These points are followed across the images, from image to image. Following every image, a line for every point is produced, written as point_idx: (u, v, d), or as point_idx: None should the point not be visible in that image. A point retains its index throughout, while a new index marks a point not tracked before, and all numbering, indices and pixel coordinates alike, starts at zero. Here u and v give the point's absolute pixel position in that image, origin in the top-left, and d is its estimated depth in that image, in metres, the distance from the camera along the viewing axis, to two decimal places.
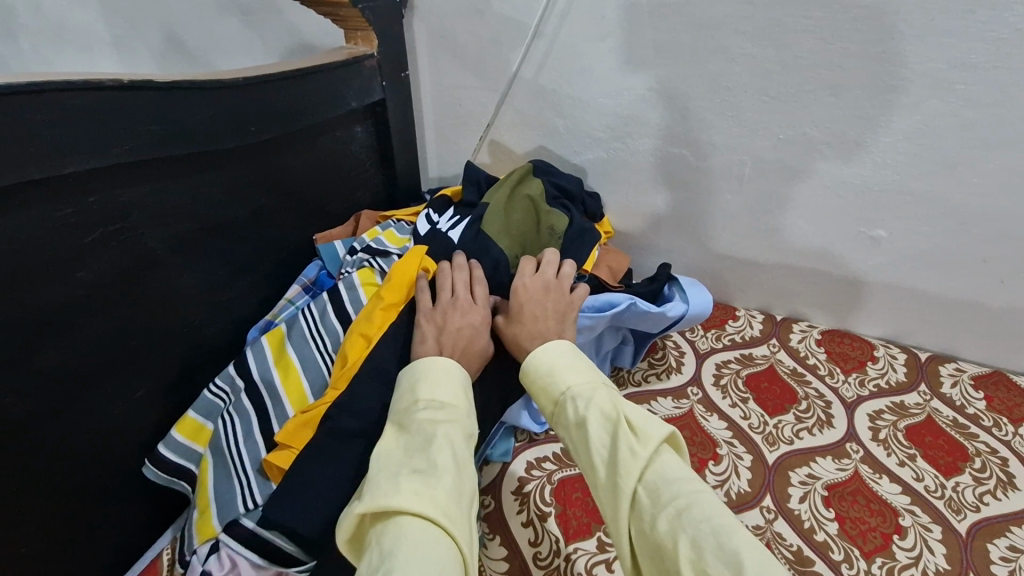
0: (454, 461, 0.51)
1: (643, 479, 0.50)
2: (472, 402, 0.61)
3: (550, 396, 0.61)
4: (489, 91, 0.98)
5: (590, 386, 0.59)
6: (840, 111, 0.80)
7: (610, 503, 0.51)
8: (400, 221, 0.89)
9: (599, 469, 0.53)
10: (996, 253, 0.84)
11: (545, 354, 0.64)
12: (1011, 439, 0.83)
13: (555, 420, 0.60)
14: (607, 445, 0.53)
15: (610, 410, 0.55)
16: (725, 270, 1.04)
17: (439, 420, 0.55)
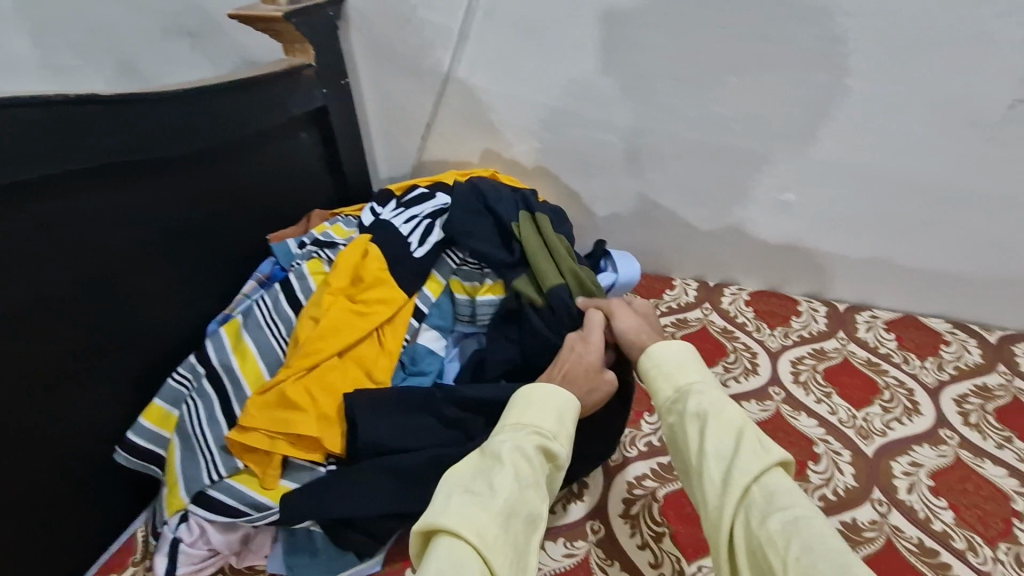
0: (515, 485, 0.54)
1: (759, 482, 0.54)
2: (570, 429, 0.63)
3: (671, 385, 0.64)
4: (425, 94, 1.06)
5: (713, 389, 0.63)
6: (735, 88, 0.89)
7: (719, 493, 0.55)
8: (347, 216, 0.94)
9: (712, 461, 0.57)
10: (891, 205, 0.92)
11: (670, 351, 0.67)
12: (918, 371, 0.92)
13: (670, 408, 0.63)
14: (728, 442, 0.57)
15: (737, 417, 0.59)
16: (658, 245, 1.11)
17: (512, 445, 0.58)
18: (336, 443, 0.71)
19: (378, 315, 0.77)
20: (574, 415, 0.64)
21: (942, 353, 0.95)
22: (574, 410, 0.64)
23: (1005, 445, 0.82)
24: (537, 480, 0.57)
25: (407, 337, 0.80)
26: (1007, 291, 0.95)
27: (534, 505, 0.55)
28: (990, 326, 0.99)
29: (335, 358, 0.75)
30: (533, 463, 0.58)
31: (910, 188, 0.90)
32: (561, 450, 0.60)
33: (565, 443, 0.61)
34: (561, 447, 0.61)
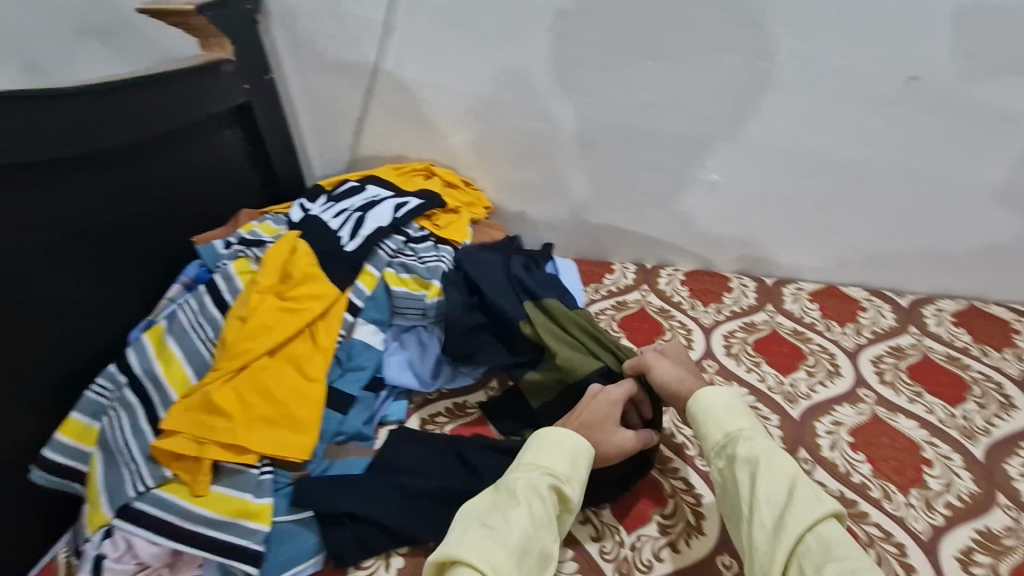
0: (527, 525, 0.59)
1: (813, 531, 0.58)
2: (585, 474, 0.66)
3: (720, 430, 0.68)
4: (354, 88, 1.04)
5: (761, 436, 0.67)
6: (655, 73, 0.91)
7: (771, 538, 0.59)
8: (277, 214, 0.92)
9: (764, 507, 0.61)
10: (806, 181, 0.97)
11: (717, 396, 0.70)
12: (839, 337, 0.96)
13: (719, 452, 0.67)
14: (780, 491, 0.61)
15: (789, 467, 0.63)
16: (596, 231, 1.12)
17: (529, 487, 0.63)
18: (267, 442, 0.69)
19: (308, 311, 0.76)
20: (588, 463, 0.67)
21: (860, 318, 0.99)
22: (587, 454, 0.67)
23: (917, 399, 0.84)
24: (549, 519, 0.61)
25: (342, 332, 0.79)
26: (915, 258, 1.02)
27: (543, 543, 0.60)
28: (902, 292, 1.06)
29: (266, 356, 0.73)
30: (546, 503, 0.62)
31: (822, 164, 0.95)
32: (573, 492, 0.64)
33: (581, 487, 0.65)
34: (574, 490, 0.64)
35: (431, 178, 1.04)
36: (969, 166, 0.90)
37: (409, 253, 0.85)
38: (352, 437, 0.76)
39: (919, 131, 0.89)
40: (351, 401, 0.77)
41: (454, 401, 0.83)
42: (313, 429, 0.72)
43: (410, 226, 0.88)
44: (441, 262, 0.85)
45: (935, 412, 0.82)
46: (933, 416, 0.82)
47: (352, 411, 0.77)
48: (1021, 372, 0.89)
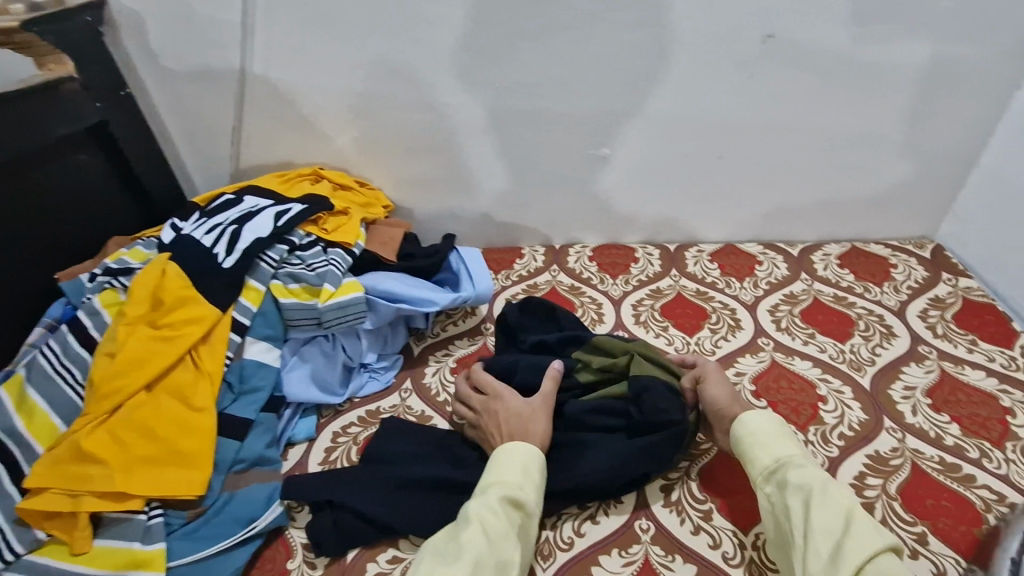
0: (482, 541, 0.56)
1: (872, 566, 0.52)
2: (538, 479, 0.64)
3: (769, 455, 0.64)
4: (224, 95, 0.95)
5: (813, 467, 0.62)
6: (533, 53, 0.89)
7: (826, 568, 0.53)
8: (149, 237, 0.85)
9: (819, 536, 0.55)
10: (692, 145, 0.99)
11: (767, 423, 0.67)
12: (738, 293, 1.00)
13: (768, 479, 0.63)
14: (835, 522, 0.56)
15: (845, 496, 0.58)
16: (501, 219, 1.11)
17: (487, 502, 0.60)
18: (153, 485, 0.64)
19: (188, 337, 0.71)
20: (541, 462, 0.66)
21: (756, 272, 1.04)
22: (537, 460, 0.66)
23: (810, 340, 0.89)
24: (507, 529, 0.58)
25: (229, 354, 0.75)
26: (798, 205, 1.08)
27: (503, 555, 0.57)
28: (794, 242, 1.13)
29: (143, 392, 0.68)
30: (501, 515, 0.59)
31: (704, 128, 0.97)
32: (528, 497, 0.62)
33: (539, 497, 0.63)
34: (528, 495, 0.62)
35: (319, 182, 0.98)
36: (832, 115, 0.96)
37: (295, 261, 0.81)
38: (252, 464, 0.72)
39: (786, 87, 0.93)
40: (247, 425, 0.73)
41: (365, 409, 0.82)
42: (205, 462, 0.67)
43: (294, 233, 0.83)
44: (332, 266, 0.81)
45: (827, 350, 0.87)
46: (825, 354, 0.86)
47: (250, 436, 0.73)
48: (898, 303, 0.95)
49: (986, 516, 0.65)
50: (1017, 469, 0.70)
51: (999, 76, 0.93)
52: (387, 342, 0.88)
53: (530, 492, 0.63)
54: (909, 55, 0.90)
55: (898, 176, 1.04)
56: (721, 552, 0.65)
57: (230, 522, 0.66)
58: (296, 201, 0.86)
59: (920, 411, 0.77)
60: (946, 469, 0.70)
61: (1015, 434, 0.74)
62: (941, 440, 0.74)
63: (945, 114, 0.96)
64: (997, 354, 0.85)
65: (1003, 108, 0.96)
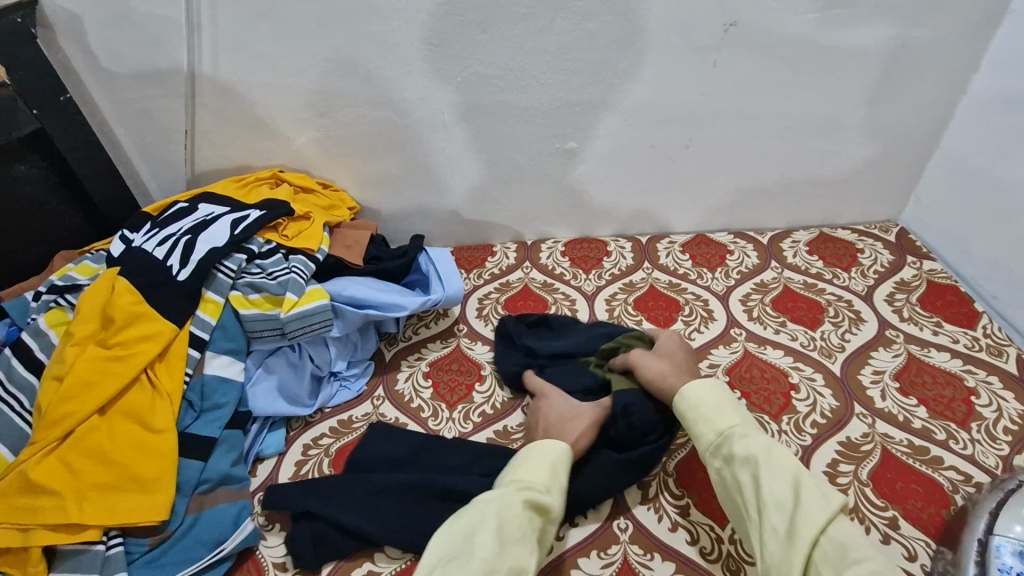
0: (499, 542, 0.55)
1: (825, 532, 0.54)
2: (564, 484, 0.63)
3: (712, 429, 0.64)
4: (173, 98, 0.90)
5: (756, 433, 0.63)
6: (494, 45, 0.87)
7: (784, 545, 0.55)
8: (98, 250, 0.81)
9: (773, 511, 0.57)
10: (660, 136, 0.99)
11: (708, 393, 0.67)
12: (710, 283, 1.00)
13: (715, 453, 0.63)
14: (784, 492, 0.57)
15: (790, 462, 0.59)
16: (471, 216, 1.09)
17: (507, 500, 0.58)
18: (111, 513, 0.61)
19: (143, 355, 0.68)
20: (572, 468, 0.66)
21: (727, 262, 1.04)
22: (567, 462, 0.65)
23: (781, 329, 0.90)
24: (525, 533, 0.57)
25: (188, 371, 0.72)
26: (766, 193, 1.09)
27: (519, 558, 0.55)
28: (763, 230, 1.14)
29: (94, 416, 0.65)
30: (522, 519, 0.58)
31: (671, 118, 0.97)
32: (553, 503, 0.61)
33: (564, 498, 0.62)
34: (552, 500, 0.61)
35: (279, 185, 0.95)
36: (795, 101, 0.96)
37: (254, 270, 0.78)
38: (218, 483, 0.68)
39: (749, 74, 0.93)
40: (211, 443, 0.70)
41: (336, 419, 0.80)
42: (165, 485, 0.64)
43: (253, 240, 0.80)
44: (293, 274, 0.79)
45: (798, 337, 0.88)
46: (796, 342, 0.87)
47: (214, 455, 0.70)
48: (865, 287, 0.96)
49: (954, 497, 0.66)
50: (983, 449, 0.71)
51: (956, 59, 0.94)
52: (357, 349, 0.86)
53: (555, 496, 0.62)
54: (868, 39, 0.90)
55: (862, 160, 1.05)
56: (699, 547, 0.64)
57: (196, 545, 0.64)
58: (253, 207, 0.83)
59: (889, 395, 0.78)
60: (915, 452, 0.71)
61: (980, 414, 0.75)
62: (910, 423, 0.75)
63: (905, 98, 0.97)
64: (961, 335, 0.86)
65: (961, 91, 0.97)
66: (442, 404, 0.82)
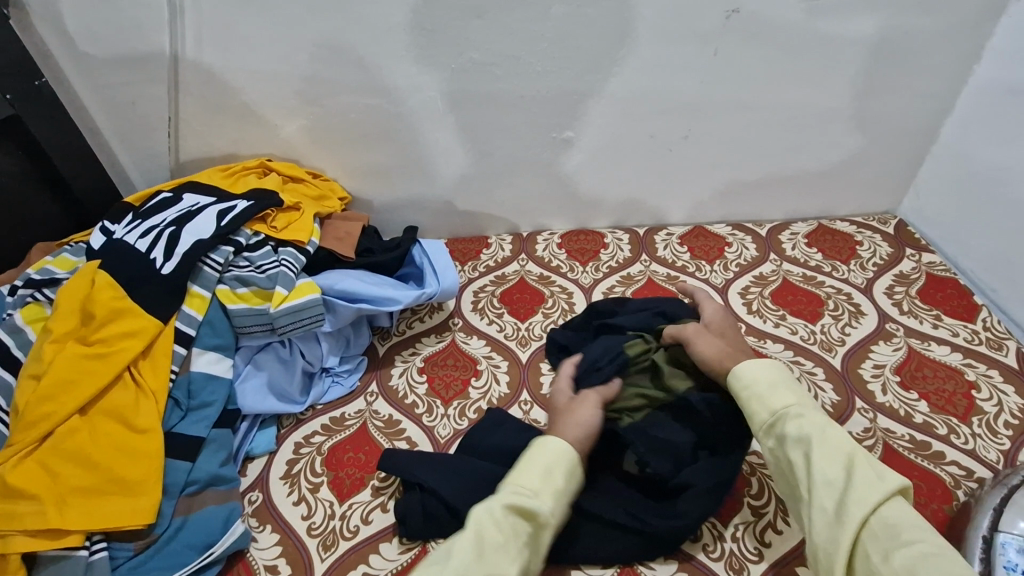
0: (472, 553, 0.51)
1: (877, 515, 0.52)
2: (561, 487, 0.57)
3: (765, 408, 0.62)
4: (154, 83, 0.86)
5: (812, 411, 0.60)
6: (490, 31, 0.84)
7: (831, 524, 0.53)
8: (78, 242, 0.78)
9: (824, 490, 0.55)
10: (658, 126, 0.97)
11: (763, 370, 0.64)
12: (709, 276, 0.98)
13: (767, 432, 0.61)
14: (838, 472, 0.55)
15: (845, 442, 0.57)
16: (465, 207, 1.06)
17: (487, 507, 0.55)
18: (93, 518, 0.59)
19: (125, 353, 0.65)
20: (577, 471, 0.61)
21: (726, 254, 1.03)
22: (568, 463, 0.59)
23: (781, 322, 0.88)
24: (505, 541, 0.53)
25: (174, 368, 0.69)
26: (764, 184, 1.08)
27: (498, 568, 0.52)
28: (761, 222, 1.13)
29: (75, 416, 0.62)
30: (503, 526, 0.54)
31: (670, 108, 0.95)
32: (541, 507, 0.55)
33: (559, 500, 0.57)
34: (542, 503, 0.56)
35: (267, 175, 0.92)
36: (796, 90, 0.95)
37: (242, 263, 0.76)
38: (207, 484, 0.66)
39: (749, 63, 0.91)
40: (199, 443, 0.68)
41: (329, 416, 0.78)
42: (150, 487, 0.62)
43: (240, 232, 0.77)
44: (283, 267, 0.76)
45: (798, 331, 0.87)
46: (796, 336, 0.86)
47: (202, 455, 0.68)
48: (865, 280, 0.95)
49: (956, 493, 0.66)
50: (984, 443, 0.71)
51: (959, 49, 0.92)
52: (350, 343, 0.83)
53: (550, 500, 0.57)
54: (871, 27, 0.88)
55: (861, 152, 1.04)
56: (702, 545, 0.64)
57: (183, 550, 0.61)
58: (241, 197, 0.80)
59: (889, 389, 0.78)
60: (916, 447, 0.71)
61: (980, 409, 0.75)
62: (911, 418, 0.74)
63: (906, 88, 0.96)
64: (960, 328, 0.86)
65: (962, 81, 0.96)
66: (437, 400, 0.80)
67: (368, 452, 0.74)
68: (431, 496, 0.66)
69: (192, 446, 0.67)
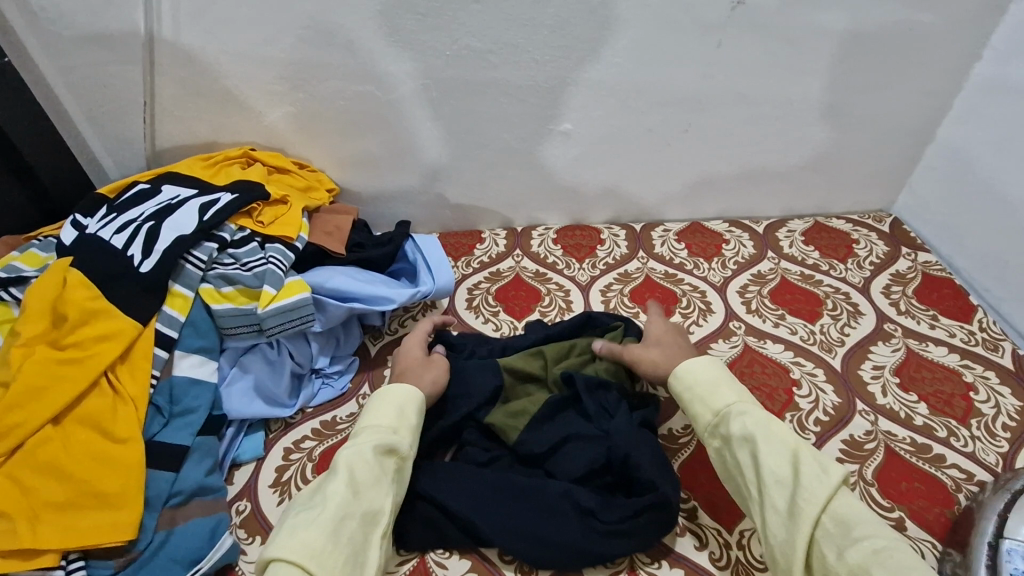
0: (349, 492, 0.54)
1: (828, 511, 0.52)
2: (415, 424, 0.63)
3: (710, 409, 0.62)
4: (128, 65, 0.80)
5: (752, 406, 0.61)
6: (487, 17, 0.80)
7: (786, 525, 0.52)
8: (47, 236, 0.73)
9: (774, 488, 0.54)
10: (657, 119, 0.94)
11: (703, 370, 0.65)
12: (707, 273, 0.97)
13: (713, 433, 0.61)
14: (786, 469, 0.55)
15: (788, 438, 0.57)
16: (458, 200, 1.03)
17: (351, 448, 0.58)
18: (70, 535, 0.55)
19: (101, 357, 0.61)
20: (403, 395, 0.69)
21: (723, 252, 1.01)
22: (417, 402, 0.64)
23: (781, 322, 0.88)
24: (378, 478, 0.56)
25: (155, 373, 0.66)
26: (762, 180, 1.06)
27: (375, 502, 0.55)
28: (758, 218, 1.12)
29: (47, 426, 0.59)
30: (373, 464, 0.57)
31: (669, 101, 0.92)
32: (403, 443, 0.60)
33: (417, 434, 0.62)
34: (402, 438, 0.60)
35: (251, 165, 0.87)
36: (798, 85, 0.93)
37: (226, 261, 0.71)
38: (192, 495, 0.63)
39: (752, 56, 0.89)
40: (183, 451, 0.64)
41: (320, 419, 0.75)
42: (131, 501, 0.58)
43: (224, 227, 0.73)
44: (271, 264, 0.72)
45: (797, 331, 0.86)
46: (795, 336, 0.85)
47: (187, 464, 0.64)
48: (862, 279, 0.95)
49: (957, 497, 0.66)
50: (983, 446, 0.71)
51: (959, 46, 0.91)
52: (341, 344, 0.80)
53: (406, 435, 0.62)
54: (874, 21, 0.87)
55: (860, 149, 1.03)
56: (708, 553, 0.63)
57: (168, 565, 0.58)
58: (224, 191, 0.76)
59: (889, 391, 0.77)
60: (918, 450, 0.71)
61: (978, 411, 0.75)
62: (911, 421, 0.74)
63: (906, 84, 0.95)
64: (957, 329, 0.86)
65: (962, 79, 0.96)
66: None
67: None
68: (428, 504, 0.64)
69: (176, 456, 0.64)
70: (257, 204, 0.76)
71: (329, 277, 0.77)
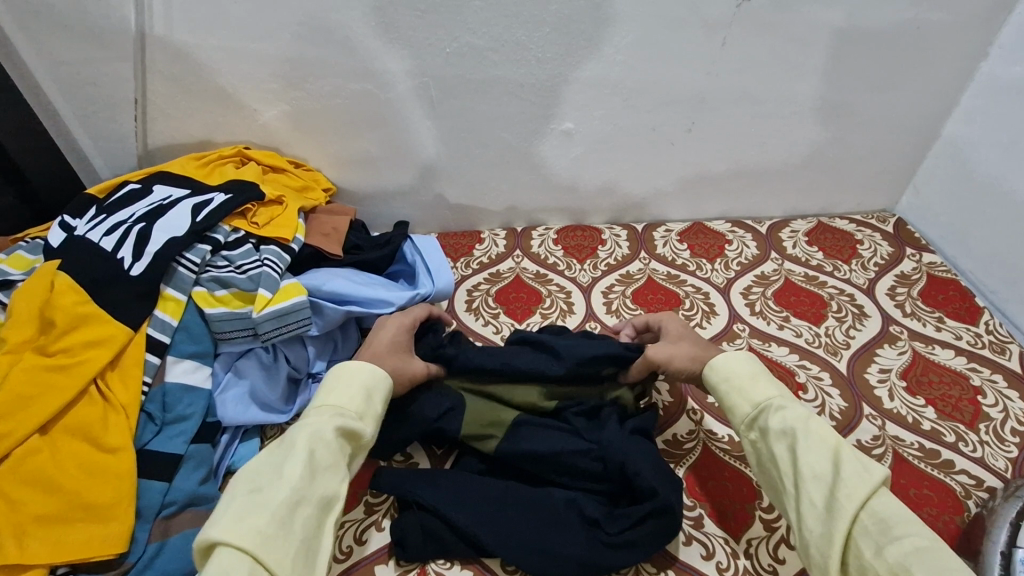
0: (306, 475, 0.51)
1: (868, 508, 0.50)
2: (378, 411, 0.61)
3: (748, 400, 0.61)
4: (119, 62, 0.78)
5: (793, 402, 0.60)
6: (488, 13, 0.78)
7: (823, 519, 0.51)
8: (35, 238, 0.71)
9: (811, 482, 0.53)
10: (661, 118, 0.93)
11: (742, 364, 0.64)
12: (710, 275, 0.96)
13: (751, 426, 0.60)
14: (826, 464, 0.54)
15: (830, 435, 0.55)
16: (457, 200, 1.01)
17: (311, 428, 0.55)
18: (59, 549, 0.53)
19: (91, 364, 0.59)
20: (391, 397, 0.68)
21: (726, 252, 1.00)
22: (384, 388, 0.63)
23: (785, 324, 0.86)
24: (335, 461, 0.54)
25: (147, 380, 0.64)
26: (765, 180, 1.05)
27: (329, 487, 0.53)
28: (761, 218, 1.11)
29: (35, 436, 0.57)
30: (332, 447, 0.55)
31: (673, 100, 0.91)
32: (364, 430, 0.58)
33: (377, 421, 0.61)
34: (364, 427, 0.58)
35: (246, 165, 0.85)
36: (804, 84, 0.92)
37: (220, 264, 0.70)
38: (185, 505, 0.61)
39: (758, 55, 0.87)
40: (176, 460, 0.62)
41: None
42: (122, 513, 0.56)
43: (218, 229, 0.71)
44: (266, 268, 0.70)
45: (802, 334, 0.85)
46: (801, 339, 0.84)
47: (179, 474, 0.62)
48: (867, 281, 0.94)
49: (967, 504, 0.65)
50: (992, 451, 0.70)
51: (966, 45, 0.90)
52: (338, 348, 0.78)
53: (366, 423, 0.60)
54: (881, 18, 0.86)
55: (863, 149, 1.02)
56: (716, 562, 0.61)
57: None
58: (218, 192, 0.74)
59: (897, 395, 0.76)
60: (926, 456, 0.70)
61: (987, 415, 0.74)
62: (919, 425, 0.73)
63: (912, 83, 0.94)
64: (963, 331, 0.85)
65: (968, 78, 0.94)
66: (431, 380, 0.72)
67: (360, 468, 0.70)
68: (429, 513, 0.62)
69: (168, 465, 0.62)
70: (253, 206, 0.75)
71: (328, 280, 0.75)
